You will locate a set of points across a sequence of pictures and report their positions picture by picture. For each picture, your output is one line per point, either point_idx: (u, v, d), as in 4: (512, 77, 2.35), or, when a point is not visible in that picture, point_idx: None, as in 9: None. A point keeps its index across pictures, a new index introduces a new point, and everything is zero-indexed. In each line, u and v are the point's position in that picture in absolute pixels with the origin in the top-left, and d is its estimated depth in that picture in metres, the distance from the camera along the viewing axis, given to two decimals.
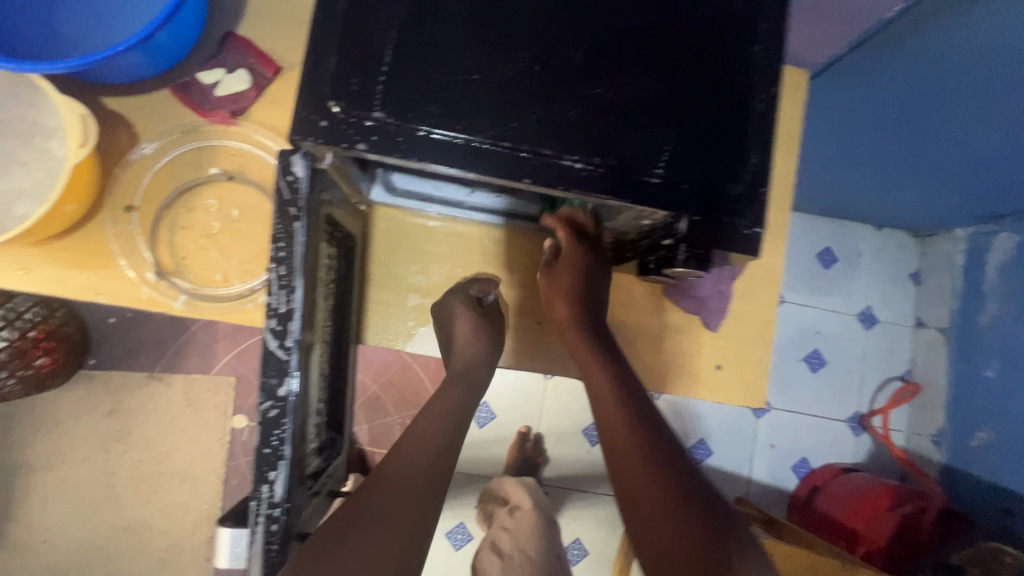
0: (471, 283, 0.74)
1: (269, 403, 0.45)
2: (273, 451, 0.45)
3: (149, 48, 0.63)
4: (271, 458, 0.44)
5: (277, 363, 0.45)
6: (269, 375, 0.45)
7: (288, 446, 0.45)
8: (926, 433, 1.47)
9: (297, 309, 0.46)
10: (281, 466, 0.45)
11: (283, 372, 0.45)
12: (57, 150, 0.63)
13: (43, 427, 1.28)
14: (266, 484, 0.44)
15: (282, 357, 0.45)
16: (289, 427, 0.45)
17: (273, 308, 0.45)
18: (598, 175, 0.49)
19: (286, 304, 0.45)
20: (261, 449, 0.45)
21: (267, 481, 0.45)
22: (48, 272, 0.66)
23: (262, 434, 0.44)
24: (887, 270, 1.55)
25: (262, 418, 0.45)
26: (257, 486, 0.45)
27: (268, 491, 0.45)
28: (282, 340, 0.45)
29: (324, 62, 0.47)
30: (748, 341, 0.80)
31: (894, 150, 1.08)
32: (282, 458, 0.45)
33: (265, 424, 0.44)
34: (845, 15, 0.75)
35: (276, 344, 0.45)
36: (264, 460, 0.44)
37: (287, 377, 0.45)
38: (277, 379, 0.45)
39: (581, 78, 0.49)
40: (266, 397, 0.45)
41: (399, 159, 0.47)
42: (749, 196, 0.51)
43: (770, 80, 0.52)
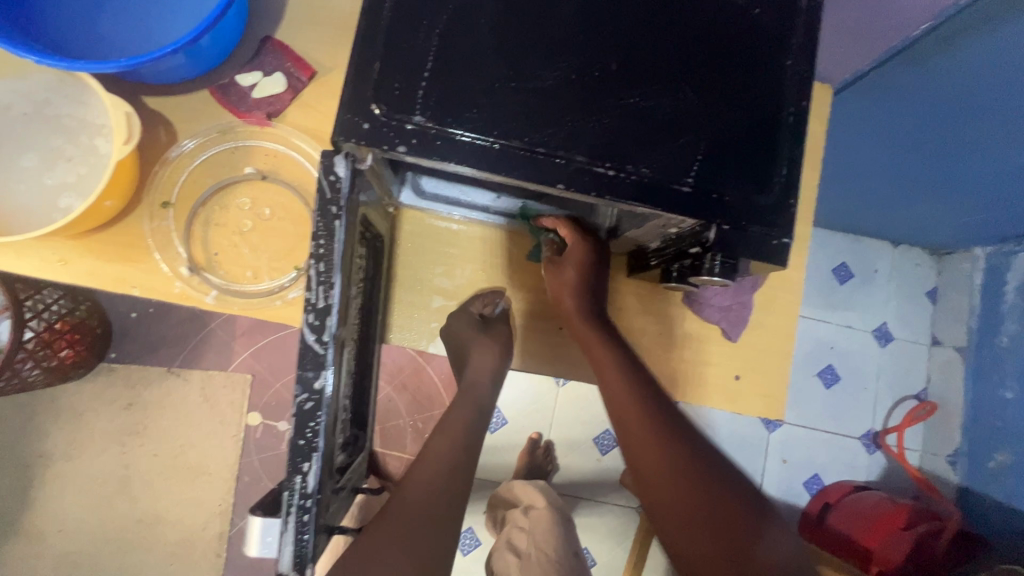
0: (475, 299, 0.76)
1: (305, 396, 0.45)
2: (307, 443, 0.45)
3: (193, 50, 0.65)
4: (305, 449, 0.45)
5: (314, 358, 0.46)
6: (305, 368, 0.46)
7: (321, 438, 0.46)
8: (941, 453, 1.45)
9: (336, 304, 0.47)
10: (314, 458, 0.45)
11: (319, 366, 0.46)
12: (100, 147, 0.65)
13: (62, 417, 1.30)
14: (299, 475, 0.45)
15: (319, 350, 0.46)
16: (323, 420, 0.46)
17: (312, 303, 0.46)
18: (630, 182, 0.50)
19: (324, 299, 0.46)
20: (296, 441, 0.46)
21: (300, 473, 0.45)
22: (85, 264, 0.68)
23: (298, 426, 0.45)
24: (903, 287, 1.54)
25: (298, 410, 0.45)
26: (290, 477, 0.45)
27: (301, 482, 0.45)
28: (319, 334, 0.46)
29: (368, 67, 0.48)
30: (767, 353, 0.80)
31: (915, 167, 1.08)
32: (316, 449, 0.45)
33: (300, 416, 0.45)
34: (871, 33, 0.75)
35: (313, 337, 0.46)
36: (298, 451, 0.45)
37: (322, 371, 0.46)
38: (313, 372, 0.45)
39: (616, 88, 0.50)
40: (301, 390, 0.45)
41: (438, 162, 0.48)
42: (778, 207, 0.52)
43: (801, 94, 0.53)
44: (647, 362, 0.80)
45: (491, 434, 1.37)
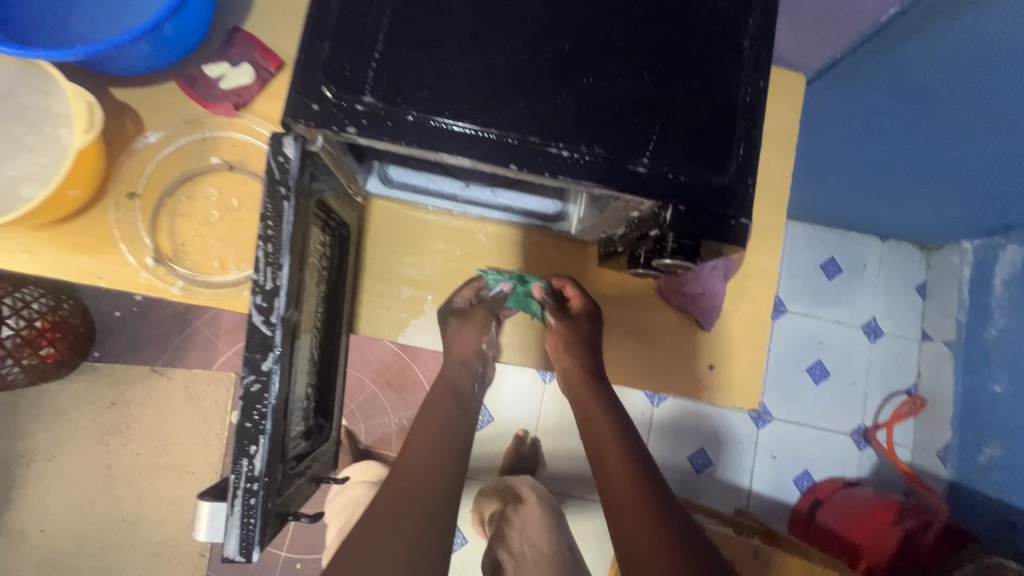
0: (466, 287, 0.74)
1: (252, 378, 0.45)
2: (254, 426, 0.45)
3: (156, 40, 0.65)
4: (252, 432, 0.45)
5: (262, 340, 0.45)
6: (253, 350, 0.45)
7: (269, 421, 0.45)
8: (932, 448, 1.44)
9: (284, 286, 0.46)
10: (261, 441, 0.45)
11: (267, 348, 0.45)
12: (63, 137, 0.65)
13: (45, 417, 1.29)
14: (246, 458, 0.44)
15: (266, 332, 0.45)
16: (271, 402, 0.45)
17: (259, 285, 0.45)
18: (584, 163, 0.50)
19: (272, 280, 0.46)
20: (243, 423, 0.45)
21: (247, 456, 0.45)
22: (50, 255, 0.68)
23: (245, 408, 0.45)
24: (892, 281, 1.53)
25: (245, 392, 0.45)
26: (237, 461, 0.45)
27: (247, 466, 0.45)
28: (266, 316, 0.45)
29: (317, 48, 0.48)
30: (742, 342, 0.80)
31: (896, 156, 1.08)
32: (263, 432, 0.45)
33: (247, 398, 0.45)
34: (840, 19, 0.75)
35: (260, 319, 0.45)
36: (245, 434, 0.45)
37: (270, 353, 0.45)
38: (261, 354, 0.45)
39: (569, 69, 0.50)
40: (249, 371, 0.45)
41: (390, 143, 0.48)
42: (735, 187, 0.51)
43: (757, 74, 0.53)
44: (621, 353, 0.79)
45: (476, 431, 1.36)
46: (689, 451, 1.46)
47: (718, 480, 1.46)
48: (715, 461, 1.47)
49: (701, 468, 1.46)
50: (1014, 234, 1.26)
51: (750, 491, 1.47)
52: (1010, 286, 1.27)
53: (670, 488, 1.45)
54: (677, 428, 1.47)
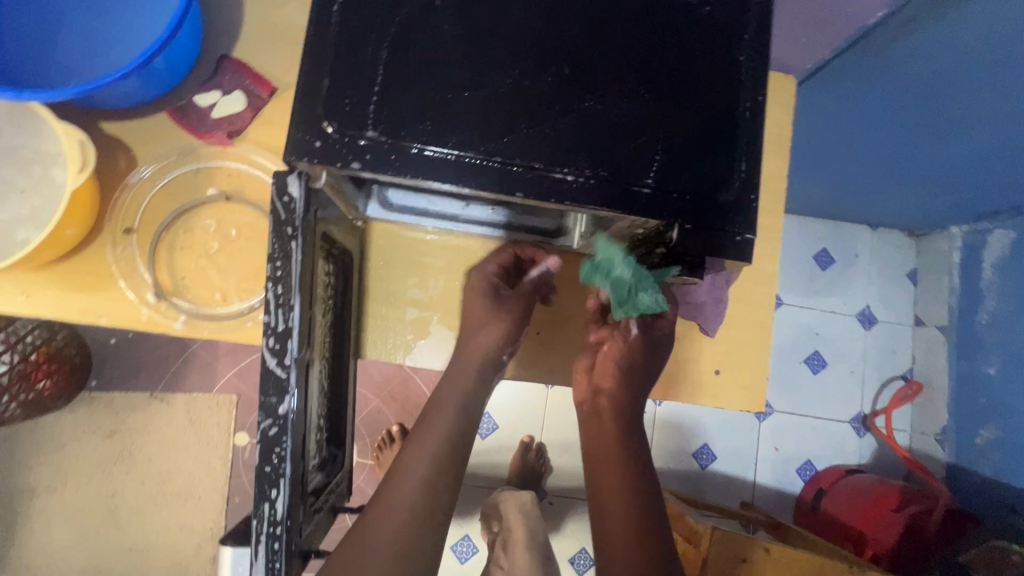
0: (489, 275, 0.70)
1: (270, 421, 0.45)
2: (273, 470, 0.45)
3: (146, 73, 0.64)
4: (272, 475, 0.45)
5: (276, 382, 0.46)
6: (268, 393, 0.45)
7: (288, 463, 0.45)
8: (929, 432, 1.46)
9: (296, 327, 0.46)
10: (282, 483, 0.45)
11: (282, 391, 0.45)
12: (55, 176, 0.64)
13: (44, 449, 1.28)
14: (268, 502, 0.45)
15: (281, 374, 0.46)
16: (289, 444, 0.45)
17: (271, 328, 0.46)
18: (589, 186, 0.50)
19: (284, 322, 0.46)
20: (262, 467, 0.45)
21: (269, 500, 0.45)
22: (48, 296, 0.67)
23: (264, 452, 0.45)
24: (884, 270, 1.55)
25: (263, 436, 0.45)
26: (258, 505, 0.45)
27: (269, 509, 0.45)
28: (280, 358, 0.46)
29: (317, 83, 0.48)
30: (746, 345, 0.80)
31: (884, 150, 1.09)
32: (282, 476, 0.45)
33: (265, 442, 0.45)
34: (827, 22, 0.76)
35: (274, 362, 0.46)
36: (265, 478, 0.45)
37: (286, 395, 0.45)
38: (276, 398, 0.45)
39: (570, 93, 0.50)
40: (266, 415, 0.45)
41: (395, 177, 0.48)
42: (739, 202, 0.52)
43: (755, 88, 0.53)
44: None
45: (482, 440, 1.36)
46: (692, 448, 1.48)
47: (723, 475, 1.48)
48: (719, 456, 1.48)
49: (706, 464, 1.47)
50: (1000, 219, 1.28)
51: (754, 483, 1.48)
52: (999, 270, 1.29)
53: (676, 485, 1.47)
54: (679, 426, 1.48)
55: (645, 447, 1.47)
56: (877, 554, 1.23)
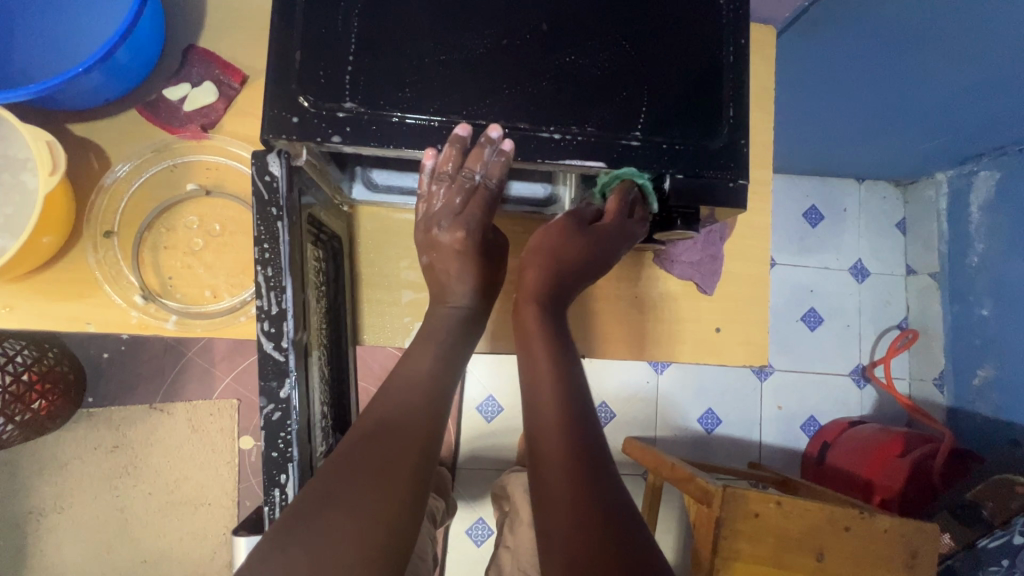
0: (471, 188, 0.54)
1: (271, 407, 0.47)
2: (281, 454, 0.48)
3: (109, 68, 0.62)
4: (280, 460, 0.48)
5: (275, 366, 0.48)
6: (269, 378, 0.47)
7: (294, 447, 0.48)
8: (927, 378, 1.48)
9: (289, 309, 0.48)
10: (289, 467, 0.48)
11: (281, 375, 0.48)
12: (27, 182, 0.62)
13: (47, 470, 1.26)
14: (277, 487, 0.47)
15: (280, 357, 0.48)
16: (293, 428, 0.48)
17: (264, 311, 0.47)
18: (577, 143, 0.48)
19: (277, 305, 0.47)
20: (270, 453, 0.48)
21: (278, 485, 0.48)
22: (33, 307, 0.65)
23: (269, 438, 0.47)
24: (873, 222, 1.56)
25: (267, 422, 0.47)
26: (269, 491, 0.48)
27: (280, 494, 0.48)
28: (277, 341, 0.47)
29: (289, 57, 0.46)
30: (744, 300, 0.80)
31: (865, 103, 1.09)
32: (290, 459, 0.48)
33: (269, 427, 0.47)
34: None
35: (272, 346, 0.47)
36: (273, 463, 0.48)
37: (286, 379, 0.48)
38: (276, 382, 0.47)
39: (550, 48, 0.49)
40: (267, 401, 0.47)
41: (378, 147, 0.47)
42: (730, 149, 0.51)
43: (738, 31, 0.52)
44: (628, 327, 0.79)
45: (488, 423, 1.37)
46: (697, 413, 1.49)
47: (729, 437, 1.49)
48: (723, 419, 1.49)
49: (711, 428, 1.49)
50: (984, 160, 1.28)
51: (760, 443, 1.50)
52: (986, 212, 1.30)
53: (683, 452, 1.47)
54: (682, 392, 1.49)
55: (651, 417, 1.47)
56: (886, 499, 1.25)
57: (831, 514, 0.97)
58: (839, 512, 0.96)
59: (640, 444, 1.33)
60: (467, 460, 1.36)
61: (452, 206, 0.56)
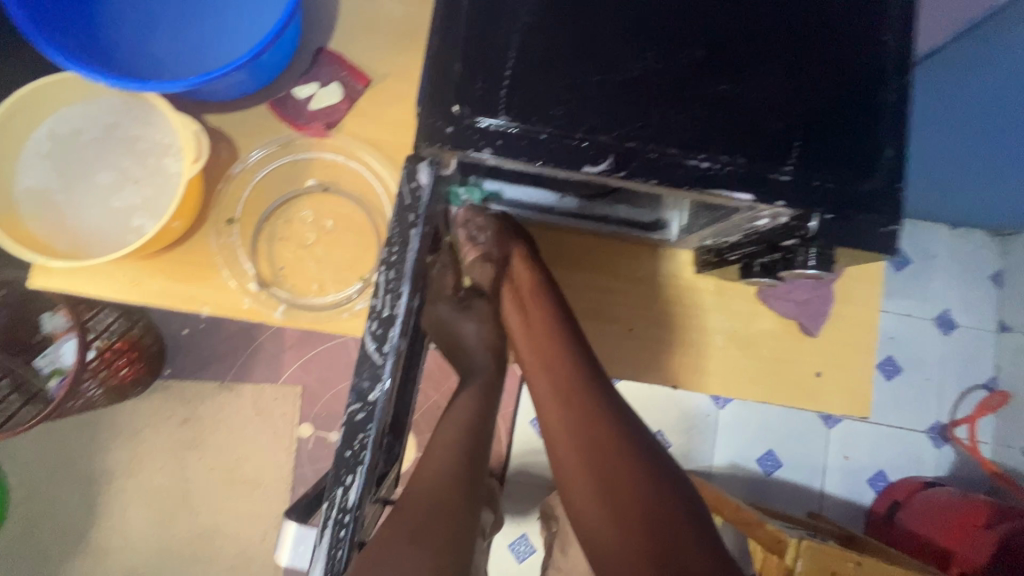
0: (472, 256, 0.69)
1: (359, 406, 0.48)
2: (353, 454, 0.47)
3: (253, 67, 0.65)
4: (351, 461, 0.47)
5: (372, 366, 0.48)
6: (362, 377, 0.48)
7: (368, 452, 0.47)
8: (1016, 445, 1.37)
9: (398, 315, 0.48)
10: (358, 471, 0.47)
11: (375, 377, 0.48)
12: (170, 166, 0.66)
13: (122, 435, 1.32)
14: (342, 487, 0.46)
15: (378, 361, 0.48)
16: (372, 432, 0.48)
17: (376, 312, 0.48)
18: (726, 173, 0.47)
19: (388, 309, 0.48)
20: (343, 450, 0.48)
21: (343, 485, 0.47)
22: (155, 284, 0.68)
23: (348, 436, 0.48)
24: (966, 272, 1.46)
25: (350, 420, 0.48)
26: (334, 487, 0.47)
27: (341, 495, 0.47)
28: (380, 344, 0.48)
29: (448, 67, 0.47)
30: (848, 346, 0.76)
31: (981, 150, 1.03)
32: (361, 462, 0.47)
33: (351, 426, 0.48)
34: None
35: (374, 347, 0.48)
36: (345, 461, 0.47)
37: (378, 382, 0.48)
38: (368, 382, 0.48)
39: (707, 75, 0.48)
40: (356, 399, 0.48)
41: (525, 163, 0.47)
42: (886, 192, 0.48)
43: (901, 70, 0.50)
44: (719, 361, 0.77)
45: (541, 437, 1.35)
46: (757, 453, 1.42)
47: (790, 482, 1.42)
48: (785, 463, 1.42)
49: (770, 470, 1.42)
50: None
51: (822, 493, 1.42)
52: None
53: (738, 492, 1.41)
54: (743, 429, 1.43)
55: (708, 451, 1.42)
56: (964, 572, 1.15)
57: None
58: None
59: (696, 480, 1.28)
60: (517, 474, 1.35)
61: (484, 257, 0.69)
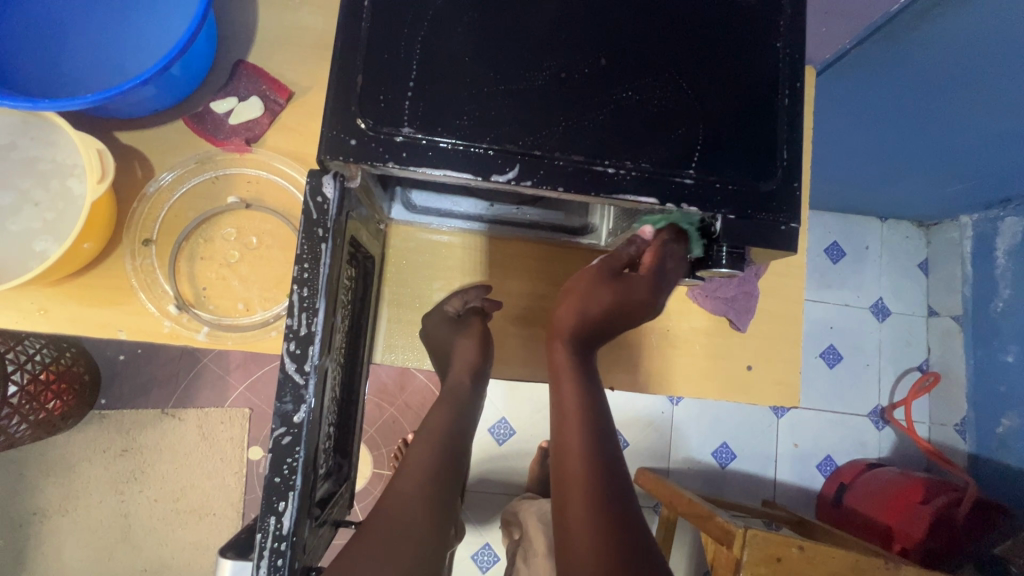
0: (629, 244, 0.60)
1: (283, 430, 0.44)
2: (285, 481, 0.44)
3: (162, 82, 0.63)
4: (282, 487, 0.44)
5: (294, 388, 0.44)
6: (284, 400, 0.44)
7: (299, 476, 0.44)
8: (949, 423, 1.45)
9: (318, 332, 0.45)
10: (291, 497, 0.44)
11: (299, 398, 0.44)
12: (76, 187, 0.63)
13: (54, 471, 1.25)
14: (274, 515, 0.43)
15: (299, 381, 0.44)
16: (301, 456, 0.44)
17: (293, 331, 0.44)
18: (631, 178, 0.48)
19: (306, 326, 0.45)
20: (272, 478, 0.44)
21: (275, 513, 0.43)
22: (66, 310, 0.65)
23: (274, 462, 0.44)
24: (896, 261, 1.53)
25: (275, 446, 0.44)
26: (265, 518, 0.43)
27: (275, 524, 0.43)
28: (300, 364, 0.45)
29: (351, 79, 0.46)
30: (776, 338, 0.79)
31: (895, 146, 1.09)
32: (293, 488, 0.44)
33: (277, 452, 0.44)
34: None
35: (294, 367, 0.44)
36: (275, 489, 0.43)
37: (302, 403, 0.44)
38: (292, 405, 0.44)
39: (610, 83, 0.49)
40: (280, 423, 0.44)
41: (434, 173, 0.47)
42: (783, 191, 0.50)
43: (793, 75, 0.52)
44: (657, 361, 0.79)
45: (499, 445, 1.35)
46: (711, 446, 1.46)
47: (744, 472, 1.46)
48: (738, 454, 1.46)
49: (725, 462, 1.45)
50: (1012, 206, 1.27)
51: (775, 481, 1.46)
52: (1013, 257, 1.28)
53: (696, 486, 1.44)
54: (698, 423, 1.46)
55: (665, 447, 1.45)
56: (905, 547, 1.21)
57: (855, 562, 0.93)
58: (865, 561, 0.93)
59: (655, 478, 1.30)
60: (477, 483, 1.34)
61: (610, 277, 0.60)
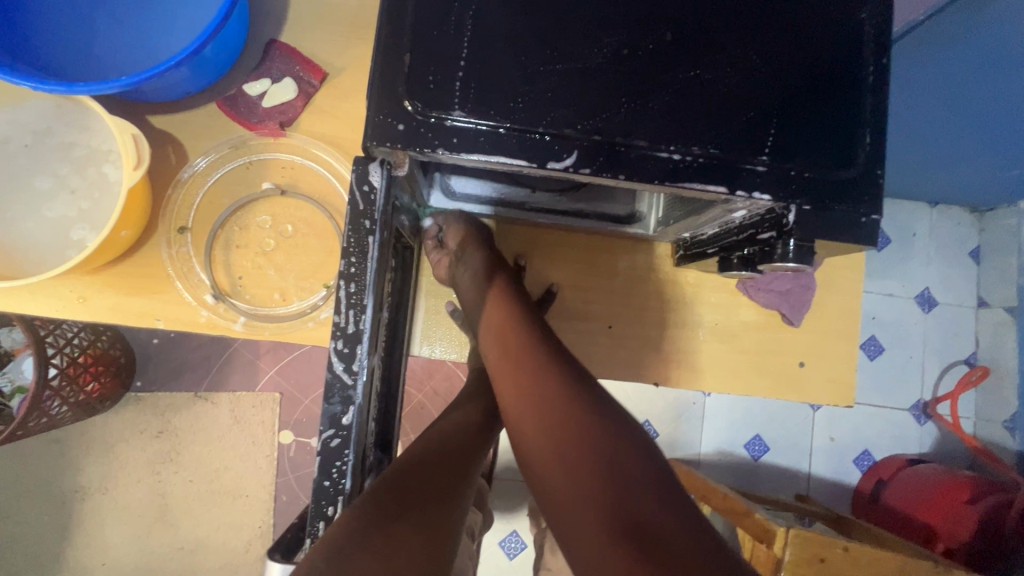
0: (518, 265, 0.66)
1: (332, 432, 0.43)
2: (333, 485, 0.43)
3: (195, 63, 0.60)
4: (331, 491, 0.43)
5: (342, 390, 0.43)
6: (332, 402, 0.43)
7: (348, 479, 0.43)
8: (996, 419, 1.38)
9: (366, 331, 0.43)
10: (340, 501, 0.43)
11: (347, 401, 0.43)
12: (112, 174, 0.61)
13: (94, 450, 1.28)
14: (324, 519, 0.43)
15: (348, 382, 0.43)
16: (349, 458, 0.43)
17: (340, 329, 0.43)
18: (697, 165, 0.44)
19: (354, 324, 0.43)
20: (321, 480, 0.43)
21: (326, 516, 0.43)
22: (103, 299, 0.65)
23: (323, 466, 0.43)
24: (945, 249, 1.45)
25: (324, 448, 0.43)
26: (315, 520, 0.43)
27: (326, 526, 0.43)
28: (348, 363, 0.43)
29: (398, 57, 0.43)
30: (830, 333, 0.75)
31: (964, 127, 1.01)
32: (342, 492, 0.43)
33: (326, 455, 0.43)
34: None
35: (342, 367, 0.43)
36: (323, 492, 0.43)
37: (350, 405, 0.43)
38: (341, 408, 0.43)
39: (676, 60, 0.45)
40: (328, 426, 0.43)
41: (485, 160, 0.43)
42: (866, 179, 0.46)
43: (879, 50, 0.47)
44: (702, 356, 0.75)
45: None
46: (743, 438, 1.42)
47: (777, 466, 1.42)
48: (771, 447, 1.42)
49: (757, 455, 1.42)
50: None
51: (809, 475, 1.42)
52: None
53: (727, 478, 1.41)
54: (730, 414, 1.43)
55: (695, 439, 1.41)
56: (949, 547, 1.16)
57: (903, 566, 0.89)
58: (912, 565, 0.89)
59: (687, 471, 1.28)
60: (504, 471, 1.33)
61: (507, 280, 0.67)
